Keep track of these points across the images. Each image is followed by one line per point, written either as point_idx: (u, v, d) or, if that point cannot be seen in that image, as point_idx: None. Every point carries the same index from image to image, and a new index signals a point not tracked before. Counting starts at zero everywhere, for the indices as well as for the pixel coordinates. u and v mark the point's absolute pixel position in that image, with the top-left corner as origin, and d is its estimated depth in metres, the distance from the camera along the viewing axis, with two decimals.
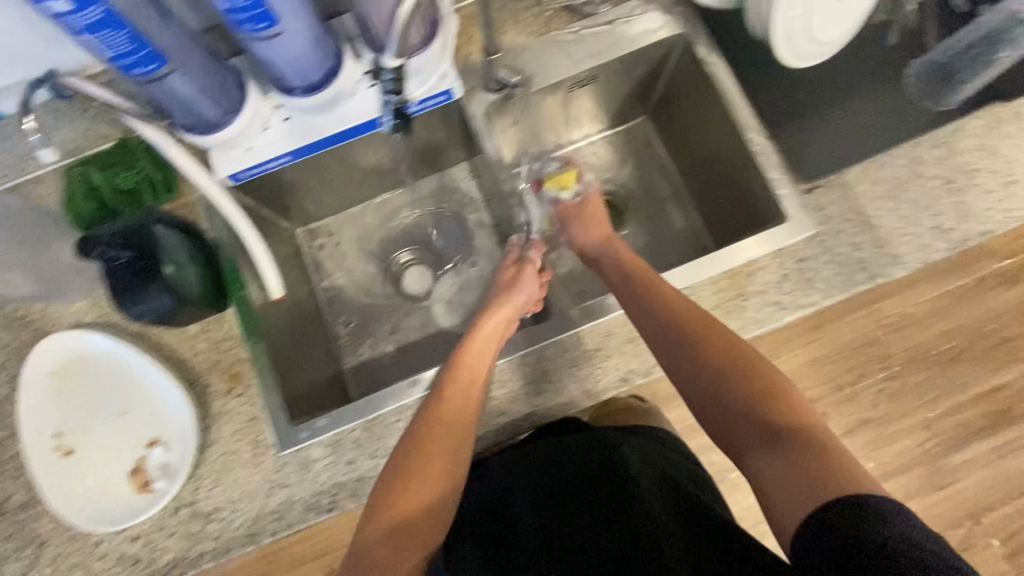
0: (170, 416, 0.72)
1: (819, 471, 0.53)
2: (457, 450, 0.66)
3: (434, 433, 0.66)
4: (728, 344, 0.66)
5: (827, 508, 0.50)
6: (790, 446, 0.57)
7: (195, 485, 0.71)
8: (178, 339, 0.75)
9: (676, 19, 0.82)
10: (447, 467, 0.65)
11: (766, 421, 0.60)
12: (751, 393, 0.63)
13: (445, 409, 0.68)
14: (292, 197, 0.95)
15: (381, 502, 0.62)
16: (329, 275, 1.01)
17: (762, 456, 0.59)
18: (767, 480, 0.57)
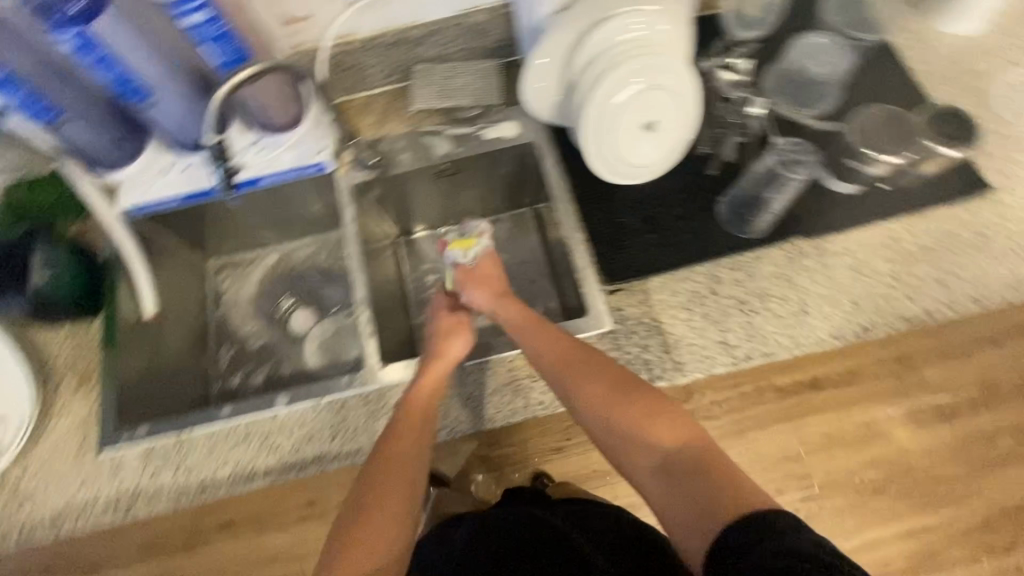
0: (13, 401, 0.82)
1: (719, 487, 0.57)
2: (403, 501, 0.68)
3: (376, 482, 0.69)
4: (620, 381, 0.71)
5: (736, 528, 0.52)
6: (676, 471, 0.61)
7: (19, 468, 0.81)
8: (48, 338, 0.88)
9: (529, 130, 0.96)
10: (402, 502, 0.68)
11: (660, 455, 0.64)
12: (636, 433, 0.66)
13: (386, 459, 0.71)
14: (203, 233, 1.10)
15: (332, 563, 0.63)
16: (226, 305, 1.14)
17: (658, 487, 0.62)
18: (663, 508, 0.61)
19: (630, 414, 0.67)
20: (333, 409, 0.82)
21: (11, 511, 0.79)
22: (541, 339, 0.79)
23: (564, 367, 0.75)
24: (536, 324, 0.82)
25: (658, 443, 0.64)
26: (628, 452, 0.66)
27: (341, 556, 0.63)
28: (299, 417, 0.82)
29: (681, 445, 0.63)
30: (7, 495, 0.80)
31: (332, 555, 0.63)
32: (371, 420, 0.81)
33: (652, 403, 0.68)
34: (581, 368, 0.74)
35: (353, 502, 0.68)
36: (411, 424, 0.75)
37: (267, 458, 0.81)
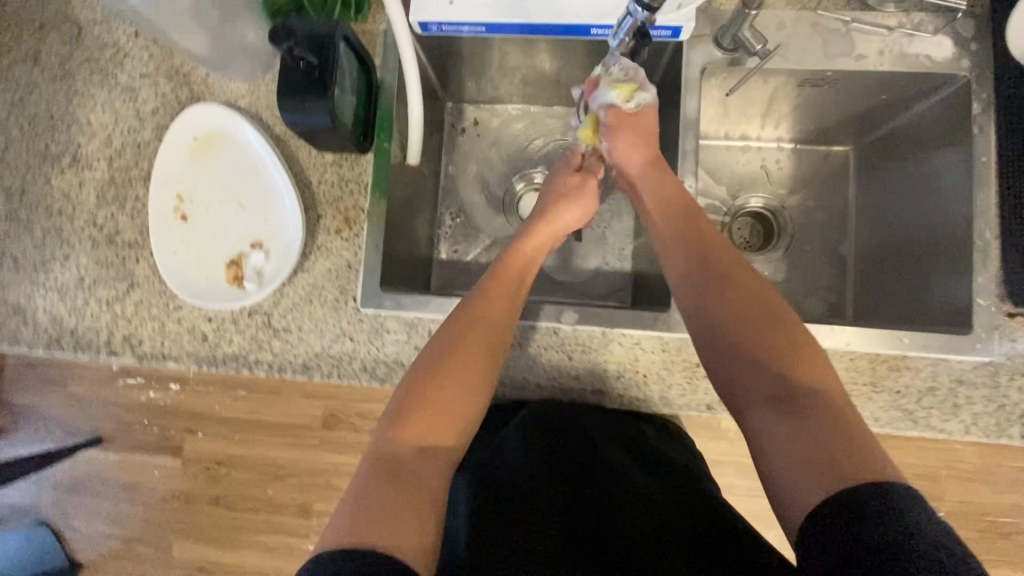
0: (278, 226, 0.73)
1: (841, 445, 0.48)
2: (461, 381, 0.57)
3: (451, 345, 0.59)
4: (746, 308, 0.58)
5: (855, 502, 0.44)
6: (812, 412, 0.51)
7: (275, 301, 0.74)
8: (309, 161, 0.75)
9: (965, 59, 0.69)
10: (482, 373, 0.59)
11: (779, 387, 0.54)
12: (742, 353, 0.57)
13: (471, 319, 0.61)
14: (462, 69, 0.90)
15: (395, 415, 0.54)
16: (458, 162, 0.98)
17: (764, 417, 0.53)
18: (779, 452, 0.50)
19: (752, 341, 0.56)
20: (621, 345, 0.70)
21: (264, 342, 0.74)
22: (681, 244, 0.65)
23: (692, 280, 0.62)
24: (691, 218, 0.65)
25: (798, 378, 0.53)
26: (734, 391, 0.56)
27: (413, 407, 0.55)
28: (585, 341, 0.71)
29: (803, 379, 0.53)
30: (261, 324, 0.74)
31: (398, 399, 0.55)
32: (665, 372, 0.70)
33: (765, 320, 0.57)
34: (737, 291, 0.59)
35: (428, 352, 0.59)
36: (498, 293, 0.64)
37: (539, 372, 0.72)
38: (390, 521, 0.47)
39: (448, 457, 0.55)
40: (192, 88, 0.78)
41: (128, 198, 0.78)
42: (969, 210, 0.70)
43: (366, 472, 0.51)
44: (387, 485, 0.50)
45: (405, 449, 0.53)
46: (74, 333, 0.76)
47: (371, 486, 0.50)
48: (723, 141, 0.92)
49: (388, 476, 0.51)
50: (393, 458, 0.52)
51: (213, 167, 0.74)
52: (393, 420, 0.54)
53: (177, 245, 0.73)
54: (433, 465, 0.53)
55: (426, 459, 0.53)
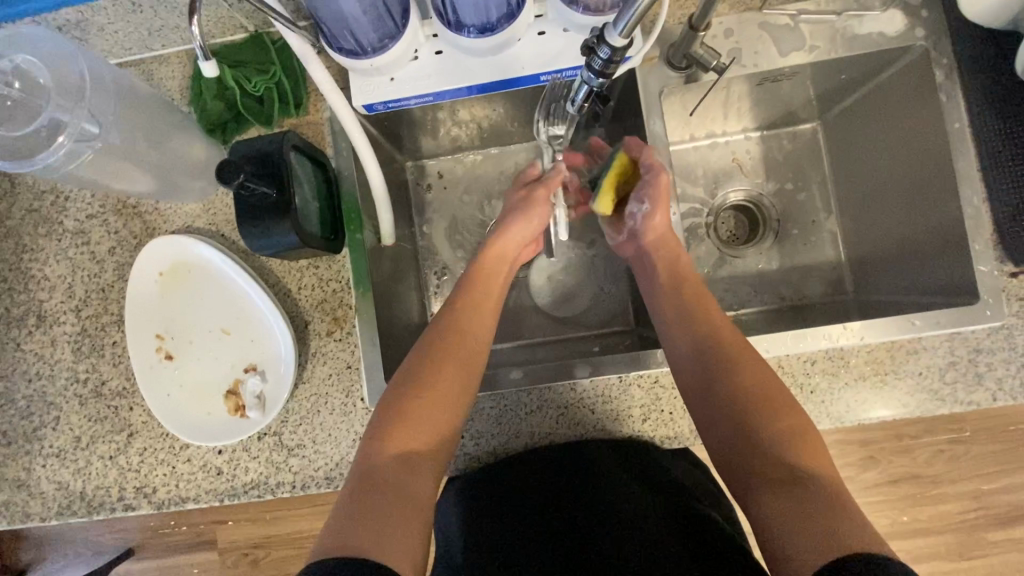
0: (268, 344, 0.70)
1: (833, 516, 0.48)
2: (452, 395, 0.61)
3: (432, 365, 0.62)
4: (744, 388, 0.58)
5: (844, 569, 0.43)
6: (808, 495, 0.50)
7: (283, 418, 0.71)
8: (284, 269, 0.72)
9: (915, 27, 0.70)
10: (462, 391, 0.62)
11: (778, 467, 0.53)
12: (743, 430, 0.57)
13: (449, 353, 0.64)
14: (415, 128, 0.87)
15: (381, 431, 0.58)
16: (431, 219, 0.96)
17: (768, 497, 0.52)
18: (770, 517, 0.51)
19: (753, 417, 0.57)
20: (639, 386, 0.69)
21: (280, 463, 0.71)
22: (684, 325, 0.65)
23: (698, 357, 0.62)
24: (676, 288, 0.68)
25: (797, 464, 0.53)
26: (734, 453, 0.56)
27: (394, 423, 0.58)
28: (604, 390, 0.69)
29: (800, 461, 0.53)
30: (273, 445, 0.71)
31: (384, 413, 0.59)
32: (691, 404, 0.69)
33: (771, 405, 0.57)
34: (722, 359, 0.61)
35: (404, 375, 0.62)
36: (474, 313, 0.68)
37: (565, 432, 0.70)
38: (385, 534, 0.50)
39: (431, 465, 0.58)
40: (144, 219, 0.74)
41: (105, 345, 0.74)
42: (951, 174, 0.70)
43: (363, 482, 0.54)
44: (382, 496, 0.53)
45: (394, 458, 0.56)
46: (83, 497, 0.73)
47: (361, 493, 0.53)
48: (690, 143, 0.91)
49: (376, 480, 0.54)
50: (380, 469, 0.55)
51: (185, 298, 0.71)
52: (379, 433, 0.58)
53: (169, 387, 0.70)
54: (420, 475, 0.56)
55: (409, 469, 0.56)
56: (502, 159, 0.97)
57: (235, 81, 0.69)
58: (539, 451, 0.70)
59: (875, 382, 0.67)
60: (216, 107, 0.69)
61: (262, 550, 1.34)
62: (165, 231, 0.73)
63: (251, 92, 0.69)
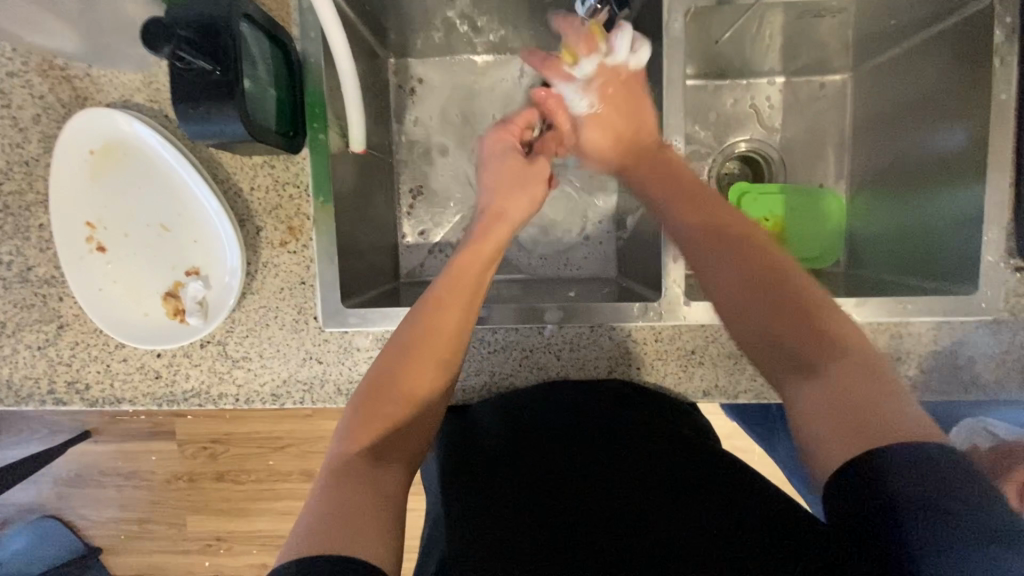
0: (213, 248, 0.64)
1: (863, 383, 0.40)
2: (449, 357, 0.53)
3: (408, 352, 0.52)
4: (751, 266, 0.49)
5: (874, 465, 0.36)
6: (845, 366, 0.41)
7: (228, 328, 0.66)
8: (235, 164, 0.64)
9: None
10: (434, 385, 0.52)
11: (798, 342, 0.44)
12: (763, 307, 0.46)
13: (419, 334, 0.53)
14: (399, 19, 0.76)
15: (348, 431, 0.47)
16: (411, 128, 0.86)
17: (797, 387, 0.43)
18: (809, 414, 0.41)
19: (766, 300, 0.46)
20: (610, 338, 0.66)
21: (223, 374, 0.67)
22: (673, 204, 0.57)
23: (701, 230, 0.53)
24: (672, 168, 0.61)
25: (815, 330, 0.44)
26: (755, 328, 0.46)
27: (365, 422, 0.48)
28: (572, 338, 0.66)
29: (824, 331, 0.43)
30: (217, 355, 0.67)
31: (350, 416, 0.49)
32: (660, 362, 0.66)
33: (774, 273, 0.48)
34: (719, 239, 0.52)
35: (375, 377, 0.51)
36: (449, 302, 0.56)
37: (527, 375, 0.67)
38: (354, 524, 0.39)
39: (406, 464, 0.47)
40: (74, 86, 0.64)
41: (31, 227, 0.67)
42: (956, 118, 0.66)
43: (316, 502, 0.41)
44: (352, 490, 0.42)
45: (361, 464, 0.45)
46: (10, 385, 0.68)
47: (323, 509, 0.40)
48: (708, 77, 0.81)
49: (347, 476, 0.43)
50: (344, 475, 0.44)
51: (121, 184, 0.63)
52: (347, 431, 0.47)
53: (100, 281, 0.63)
54: (394, 473, 0.46)
55: (383, 466, 0.46)
56: (497, 69, 0.85)
57: None
58: (497, 392, 0.67)
59: None
60: None
61: (221, 446, 1.28)
62: (99, 104, 0.64)
63: None
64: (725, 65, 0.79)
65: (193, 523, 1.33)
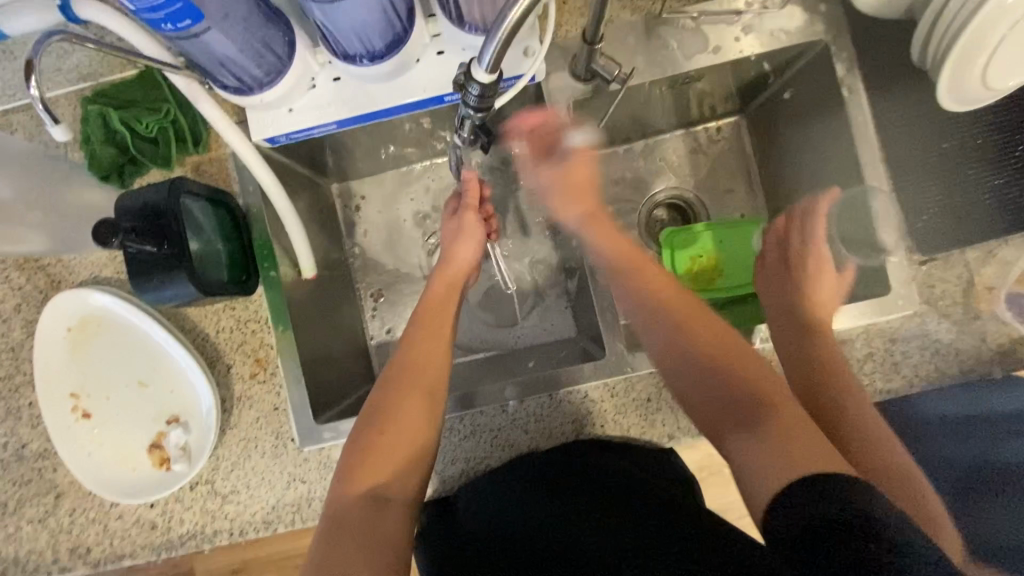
0: (189, 393, 0.69)
1: (789, 437, 0.48)
2: (434, 388, 0.58)
3: (390, 393, 0.57)
4: (708, 345, 0.58)
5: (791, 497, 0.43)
6: (768, 422, 0.50)
7: (213, 466, 0.69)
8: (199, 313, 0.70)
9: (818, 20, 0.70)
10: (425, 420, 0.56)
11: (751, 407, 0.52)
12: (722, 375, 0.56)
13: (405, 374, 0.58)
14: (331, 152, 0.85)
15: (348, 470, 0.53)
16: (362, 240, 0.93)
17: (734, 438, 0.52)
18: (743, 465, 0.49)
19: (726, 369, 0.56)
20: (570, 402, 0.70)
21: (215, 511, 0.70)
22: (620, 281, 0.65)
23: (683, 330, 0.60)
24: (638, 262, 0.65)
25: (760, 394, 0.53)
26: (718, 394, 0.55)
27: (361, 457, 0.53)
28: (536, 409, 0.70)
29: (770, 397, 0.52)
30: (207, 494, 0.70)
31: (350, 453, 0.54)
32: (621, 416, 0.69)
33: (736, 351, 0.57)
34: (686, 307, 0.61)
35: (367, 413, 0.56)
36: (427, 340, 0.61)
37: (501, 454, 0.70)
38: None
39: (404, 502, 0.52)
40: (47, 273, 0.71)
41: (22, 407, 0.72)
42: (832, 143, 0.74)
43: (318, 545, 0.48)
44: (348, 543, 0.48)
45: (359, 504, 0.51)
46: (15, 563, 0.71)
47: (323, 554, 0.47)
48: (617, 144, 0.90)
49: (347, 519, 0.49)
50: (341, 519, 0.50)
51: (98, 352, 0.69)
52: (345, 472, 0.53)
53: (88, 445, 0.68)
54: (392, 516, 0.51)
55: (381, 508, 0.51)
56: (430, 173, 0.94)
57: (125, 125, 0.67)
58: (476, 475, 0.70)
59: None
60: (107, 154, 0.67)
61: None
62: (71, 285, 0.70)
63: (145, 133, 0.67)
64: (628, 131, 0.88)
65: None
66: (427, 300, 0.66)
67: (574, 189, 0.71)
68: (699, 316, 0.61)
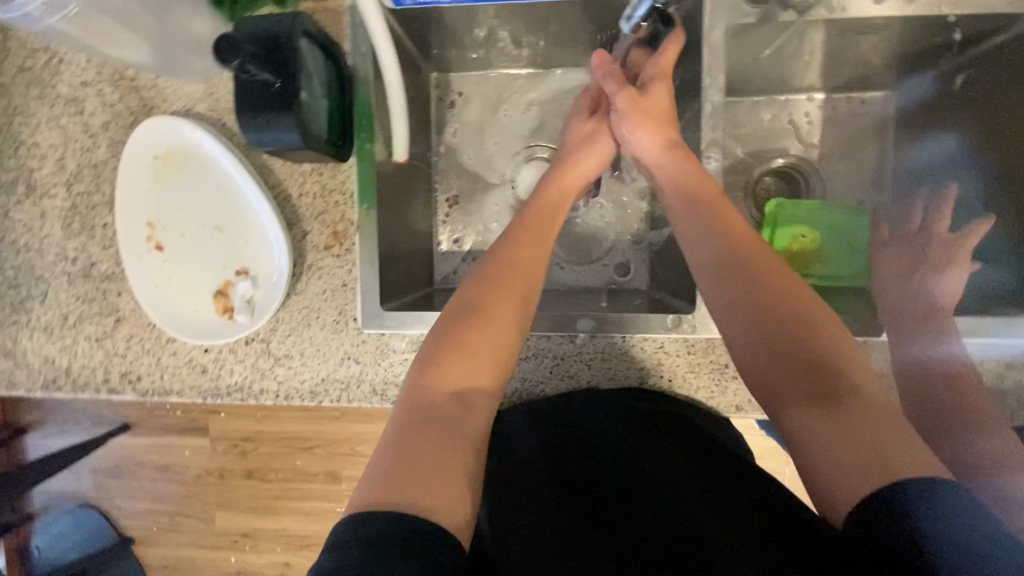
0: (262, 249, 0.67)
1: (880, 423, 0.44)
2: (527, 299, 0.53)
3: (483, 292, 0.52)
4: (783, 295, 0.52)
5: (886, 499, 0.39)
6: (854, 410, 0.45)
7: (272, 326, 0.69)
8: (285, 171, 0.68)
9: None
10: (517, 326, 0.51)
11: (827, 383, 0.47)
12: (786, 335, 0.50)
13: (501, 277, 0.53)
14: (443, 35, 0.79)
15: (433, 361, 0.47)
16: (449, 139, 0.88)
17: (806, 416, 0.47)
18: (815, 443, 0.45)
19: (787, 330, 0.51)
20: (643, 349, 0.66)
21: (266, 370, 0.70)
22: (692, 214, 0.58)
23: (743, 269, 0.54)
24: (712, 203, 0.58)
25: (843, 376, 0.48)
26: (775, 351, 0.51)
27: (449, 350, 0.47)
28: (606, 348, 0.67)
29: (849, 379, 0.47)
30: (260, 351, 0.69)
31: (435, 345, 0.48)
32: (692, 375, 0.66)
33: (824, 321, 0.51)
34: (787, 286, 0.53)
35: (457, 310, 0.51)
36: (520, 247, 0.56)
37: (558, 383, 0.68)
38: (435, 475, 0.40)
39: (488, 406, 0.47)
40: (141, 95, 0.69)
41: (96, 226, 0.71)
42: None
43: (392, 436, 0.42)
44: (433, 436, 0.42)
45: (440, 401, 0.45)
46: (69, 374, 0.72)
47: (399, 445, 0.41)
48: (745, 94, 0.82)
49: (427, 415, 0.44)
50: (421, 412, 0.44)
51: (180, 186, 0.67)
52: (426, 365, 0.47)
53: (157, 277, 0.67)
54: (478, 416, 0.45)
55: (467, 407, 0.45)
56: (535, 84, 0.87)
57: None
58: (528, 398, 0.68)
59: None
60: None
61: (252, 443, 1.32)
62: (163, 112, 0.68)
63: None
64: (763, 81, 0.79)
65: (221, 518, 1.36)
66: (522, 216, 0.61)
67: (644, 114, 0.64)
68: (757, 271, 0.54)
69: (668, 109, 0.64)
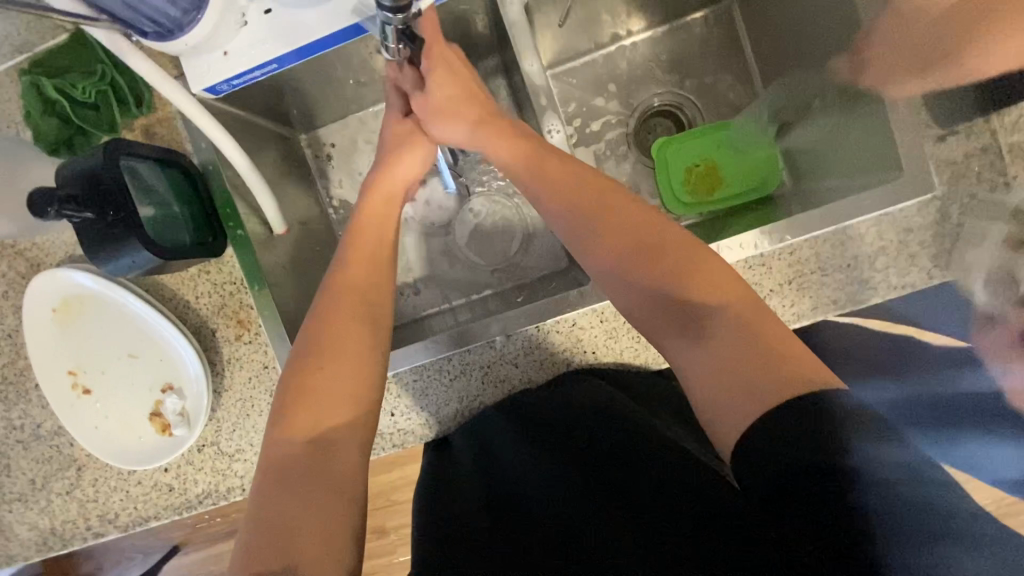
0: (177, 362, 0.69)
1: (751, 341, 0.44)
2: (374, 318, 0.55)
3: (325, 327, 0.53)
4: (633, 229, 0.53)
5: (771, 423, 0.39)
6: (716, 326, 0.46)
7: (215, 428, 0.70)
8: (176, 280, 0.69)
9: None
10: (365, 347, 0.53)
11: (686, 305, 0.48)
12: (646, 266, 0.51)
13: (338, 301, 0.55)
14: (291, 99, 0.80)
15: (283, 414, 0.49)
16: (340, 191, 0.90)
17: (684, 345, 0.47)
18: (690, 372, 0.46)
19: (648, 260, 0.51)
20: (559, 333, 0.66)
21: (224, 470, 0.71)
22: (538, 184, 0.58)
23: (581, 214, 0.55)
24: (547, 166, 0.58)
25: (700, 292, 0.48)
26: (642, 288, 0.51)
27: (298, 396, 0.49)
28: (525, 342, 0.67)
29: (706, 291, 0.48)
30: (214, 455, 0.71)
31: (282, 396, 0.50)
32: (613, 341, 0.66)
33: (676, 245, 0.51)
34: (635, 220, 0.53)
35: (302, 349, 0.52)
36: (362, 268, 0.57)
37: (494, 391, 0.68)
38: (300, 534, 0.43)
39: (351, 439, 0.49)
40: (26, 257, 0.71)
41: (30, 390, 0.74)
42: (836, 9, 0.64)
43: (256, 504, 0.45)
44: (294, 491, 0.45)
45: (296, 454, 0.47)
46: (55, 532, 0.75)
47: (263, 510, 0.44)
48: (593, 51, 0.82)
49: (285, 473, 0.46)
50: (279, 471, 0.46)
51: (85, 329, 0.70)
52: (280, 419, 0.49)
53: (92, 419, 0.69)
54: (337, 455, 0.48)
55: (325, 451, 0.47)
56: None
57: (61, 93, 0.65)
58: (471, 415, 0.68)
59: (802, 284, 0.62)
60: (50, 125, 0.65)
61: None
62: (50, 266, 0.70)
63: (82, 99, 0.65)
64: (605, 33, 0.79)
65: None
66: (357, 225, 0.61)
67: (445, 111, 0.64)
68: (608, 213, 0.54)
69: (465, 93, 0.64)
